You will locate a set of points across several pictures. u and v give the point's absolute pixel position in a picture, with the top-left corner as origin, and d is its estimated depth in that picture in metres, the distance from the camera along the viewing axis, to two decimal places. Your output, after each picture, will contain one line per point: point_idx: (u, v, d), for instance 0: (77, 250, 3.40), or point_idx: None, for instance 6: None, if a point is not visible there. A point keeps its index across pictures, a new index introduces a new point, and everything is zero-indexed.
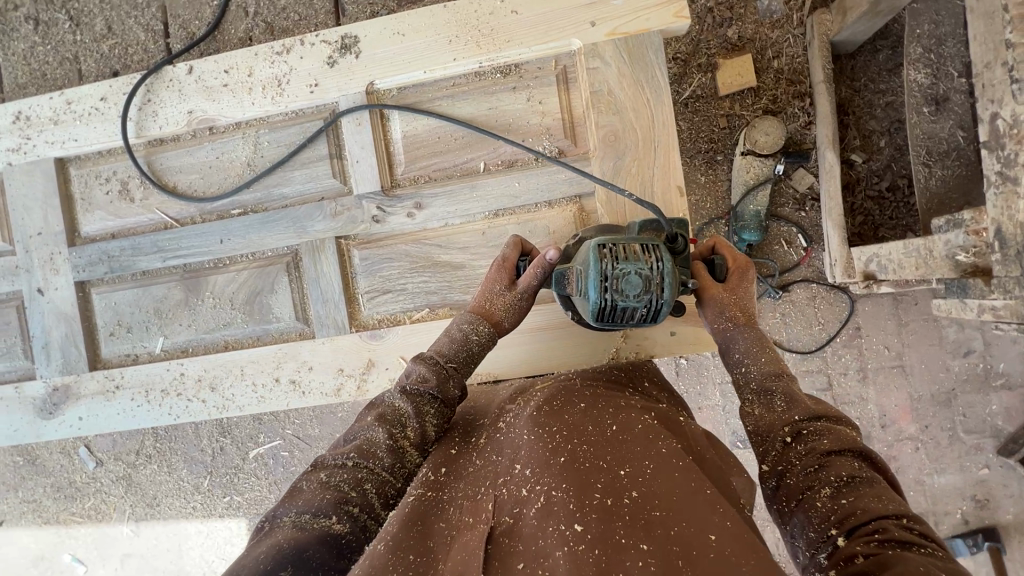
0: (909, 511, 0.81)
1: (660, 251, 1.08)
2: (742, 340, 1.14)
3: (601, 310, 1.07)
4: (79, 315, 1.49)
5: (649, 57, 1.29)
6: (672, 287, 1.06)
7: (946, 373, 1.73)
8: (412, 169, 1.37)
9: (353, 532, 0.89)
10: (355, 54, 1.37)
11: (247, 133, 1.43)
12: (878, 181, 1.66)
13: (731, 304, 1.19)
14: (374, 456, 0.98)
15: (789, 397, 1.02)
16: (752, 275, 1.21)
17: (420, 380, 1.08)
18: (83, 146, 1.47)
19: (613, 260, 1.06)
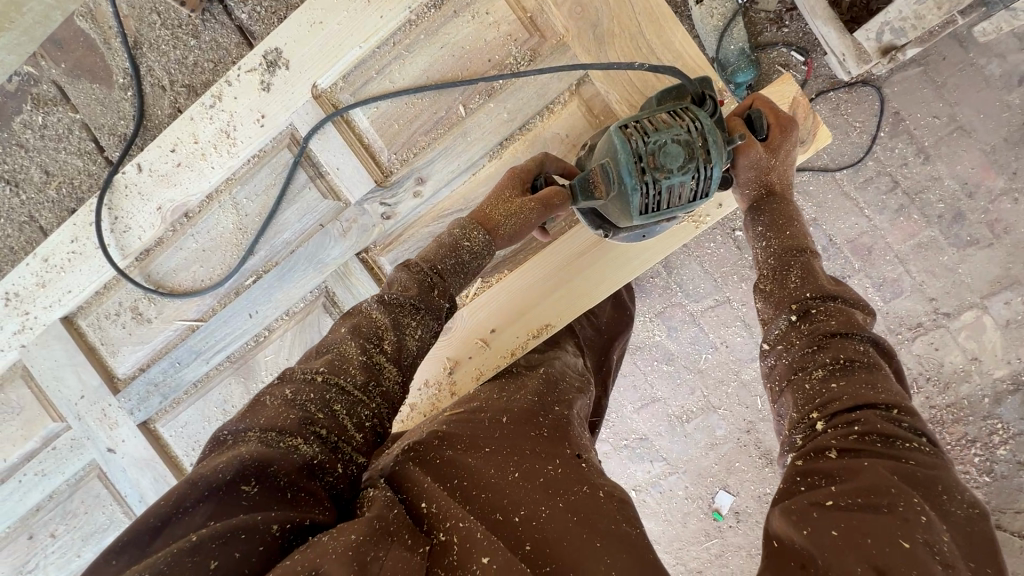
0: (904, 403, 0.79)
1: (693, 112, 1.01)
2: (763, 214, 1.09)
3: (644, 194, 0.99)
4: (157, 454, 1.43)
5: None
6: (716, 148, 0.99)
7: (1009, 112, 1.47)
8: (397, 149, 1.25)
9: (322, 449, 0.80)
10: (285, 66, 1.26)
11: (222, 200, 1.34)
12: None
13: (764, 171, 1.10)
14: (347, 371, 0.87)
15: (777, 283, 1.00)
16: (795, 137, 1.08)
17: (401, 291, 0.98)
18: (79, 293, 1.40)
19: (644, 136, 0.99)
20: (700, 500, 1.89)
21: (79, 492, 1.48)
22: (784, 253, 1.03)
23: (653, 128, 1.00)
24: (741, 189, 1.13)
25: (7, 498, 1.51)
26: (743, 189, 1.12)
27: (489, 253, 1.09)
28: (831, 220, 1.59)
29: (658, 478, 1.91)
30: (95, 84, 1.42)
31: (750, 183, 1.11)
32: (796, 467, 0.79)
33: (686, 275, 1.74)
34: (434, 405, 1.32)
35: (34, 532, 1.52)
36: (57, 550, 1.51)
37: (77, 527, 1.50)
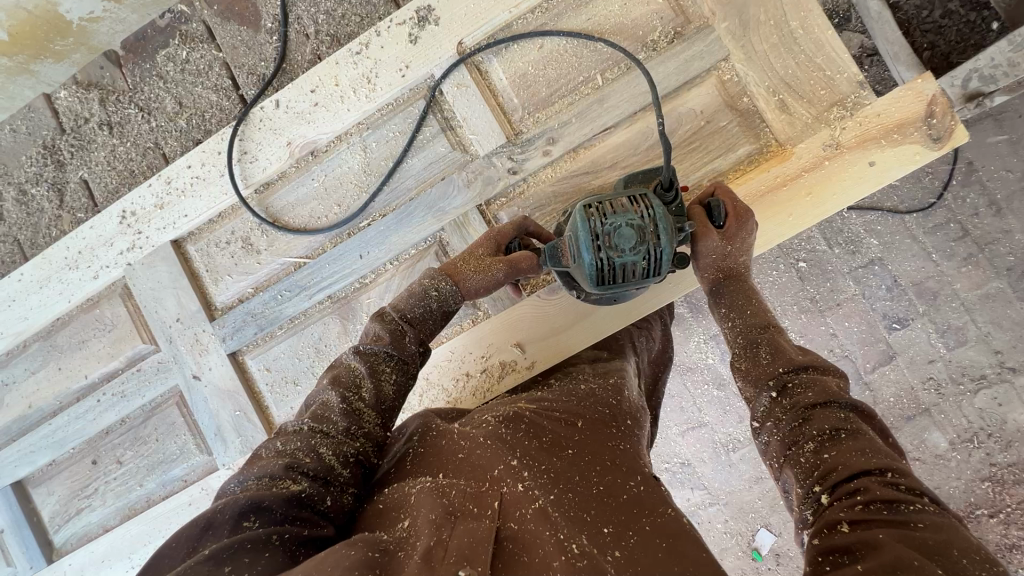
0: (897, 465, 0.74)
1: (650, 199, 1.03)
2: (730, 292, 1.07)
3: (597, 271, 1.01)
4: (242, 385, 1.41)
5: None
6: (668, 234, 1.01)
7: None
8: (531, 109, 1.31)
9: (312, 484, 0.78)
10: (434, 22, 1.32)
11: (352, 141, 1.38)
12: (929, 13, 1.51)
13: (724, 256, 1.09)
14: (328, 419, 0.86)
15: (749, 362, 0.96)
16: (751, 224, 1.08)
17: (376, 342, 0.98)
18: (194, 218, 1.43)
19: (602, 217, 1.01)
20: (740, 537, 1.72)
21: (153, 420, 1.47)
22: (750, 329, 1.00)
23: (612, 210, 1.02)
24: (703, 273, 1.11)
25: (79, 416, 1.49)
26: (705, 272, 1.11)
27: (455, 303, 1.08)
28: (897, 262, 1.57)
29: (696, 509, 1.75)
30: (242, 27, 1.50)
31: (713, 264, 1.09)
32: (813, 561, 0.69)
33: None
34: (532, 364, 1.31)
35: (99, 456, 1.49)
36: (119, 478, 1.48)
37: (145, 456, 1.47)
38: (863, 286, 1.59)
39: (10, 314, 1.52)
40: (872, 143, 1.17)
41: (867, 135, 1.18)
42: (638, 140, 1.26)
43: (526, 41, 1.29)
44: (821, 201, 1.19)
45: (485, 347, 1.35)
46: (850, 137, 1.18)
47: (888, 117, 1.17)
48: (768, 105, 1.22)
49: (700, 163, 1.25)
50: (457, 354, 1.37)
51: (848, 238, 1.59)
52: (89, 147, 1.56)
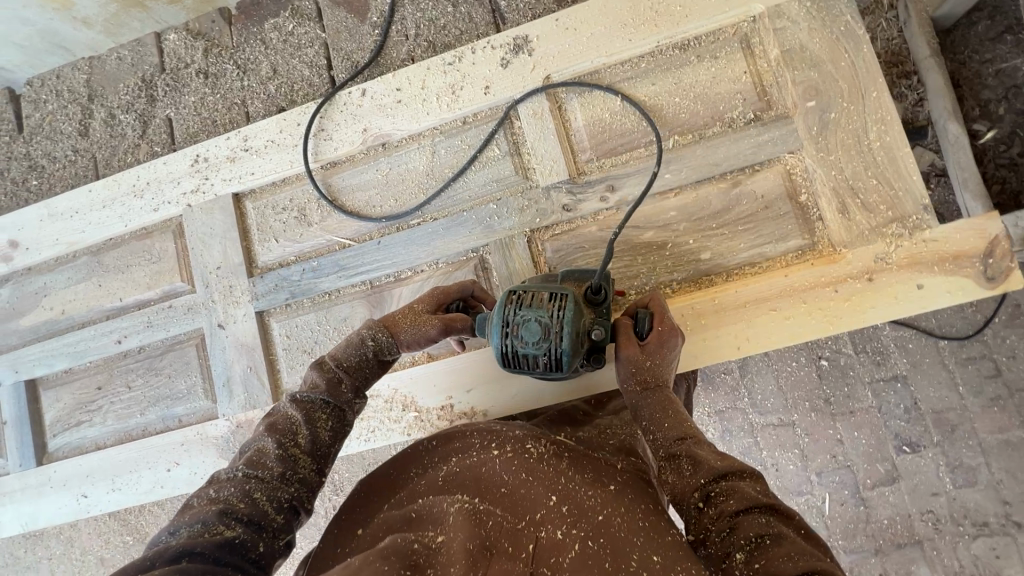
0: (824, 567, 0.70)
1: (568, 299, 1.06)
2: (649, 405, 1.01)
3: (503, 354, 1.09)
4: (261, 344, 1.46)
5: (841, 9, 1.25)
6: (572, 337, 1.04)
7: None
8: (598, 154, 1.35)
9: (246, 530, 0.83)
10: (528, 52, 1.38)
11: (423, 144, 1.44)
12: (1008, 148, 1.52)
13: (643, 367, 1.05)
14: (263, 465, 0.91)
15: (674, 473, 0.88)
16: (673, 342, 1.08)
17: (314, 388, 1.03)
18: (260, 177, 1.50)
19: (517, 306, 1.07)
20: None
21: (171, 355, 1.52)
22: (665, 445, 0.92)
23: (530, 301, 1.08)
24: (624, 385, 1.07)
25: (103, 335, 1.56)
26: (623, 386, 1.07)
27: (391, 354, 1.11)
28: (921, 386, 1.55)
29: None
30: (349, 15, 1.59)
31: (633, 375, 1.05)
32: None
33: (759, 384, 1.61)
34: (537, 399, 1.33)
35: (112, 377, 1.55)
36: (125, 401, 1.54)
37: (153, 388, 1.52)
38: (881, 401, 1.56)
39: (70, 223, 1.60)
40: (922, 266, 1.18)
41: (918, 257, 1.18)
42: (695, 207, 1.29)
43: (609, 92, 1.34)
44: (860, 309, 1.20)
45: (496, 369, 1.36)
46: (902, 255, 1.19)
47: (943, 245, 1.17)
48: (829, 205, 1.23)
49: (750, 243, 1.27)
50: (467, 368, 1.38)
51: (874, 348, 1.57)
52: (182, 91, 1.66)
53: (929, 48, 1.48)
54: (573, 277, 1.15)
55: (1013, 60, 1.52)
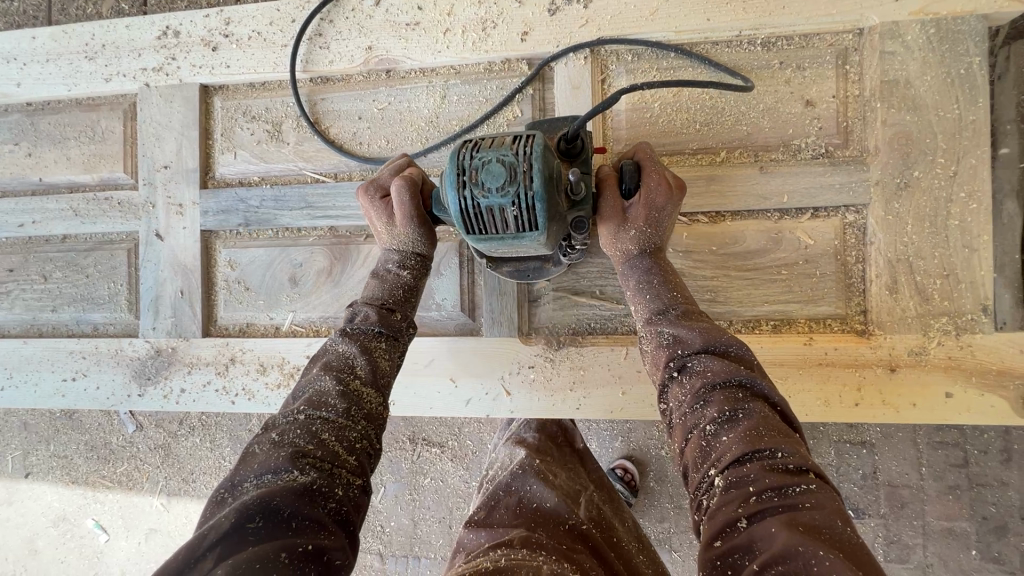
0: (788, 442, 0.73)
1: (538, 136, 0.80)
2: (641, 275, 0.97)
3: (460, 215, 0.80)
4: (200, 268, 1.27)
5: (969, 47, 1.02)
6: (546, 179, 0.77)
7: None
8: (635, 146, 1.13)
9: (325, 472, 0.76)
10: (584, 2, 1.13)
11: (434, 82, 1.20)
12: None
13: (630, 229, 0.97)
14: (325, 404, 0.83)
15: (654, 342, 0.90)
16: (663, 199, 0.95)
17: (363, 321, 0.96)
18: (235, 73, 1.25)
19: (474, 150, 0.80)
20: None
21: (98, 255, 1.33)
22: (651, 316, 0.93)
23: (490, 144, 0.81)
24: (613, 249, 1.00)
25: (25, 210, 1.34)
26: (608, 250, 1.01)
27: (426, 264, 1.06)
28: (885, 457, 1.42)
29: None
30: None
31: (623, 239, 0.98)
32: (711, 549, 0.68)
33: None
34: (493, 409, 1.16)
35: (30, 261, 1.35)
36: (38, 293, 1.35)
37: (72, 286, 1.33)
38: (842, 464, 1.42)
39: (4, 71, 1.35)
40: (959, 375, 1.02)
41: (959, 364, 1.02)
42: (725, 240, 1.10)
43: (664, 48, 1.11)
44: (873, 399, 1.05)
45: (460, 366, 1.17)
46: (941, 355, 1.03)
47: (990, 356, 1.01)
48: (878, 278, 1.05)
49: (776, 297, 1.09)
50: (428, 355, 1.18)
51: None
52: None
53: (1018, 108, 1.12)
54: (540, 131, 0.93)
55: None
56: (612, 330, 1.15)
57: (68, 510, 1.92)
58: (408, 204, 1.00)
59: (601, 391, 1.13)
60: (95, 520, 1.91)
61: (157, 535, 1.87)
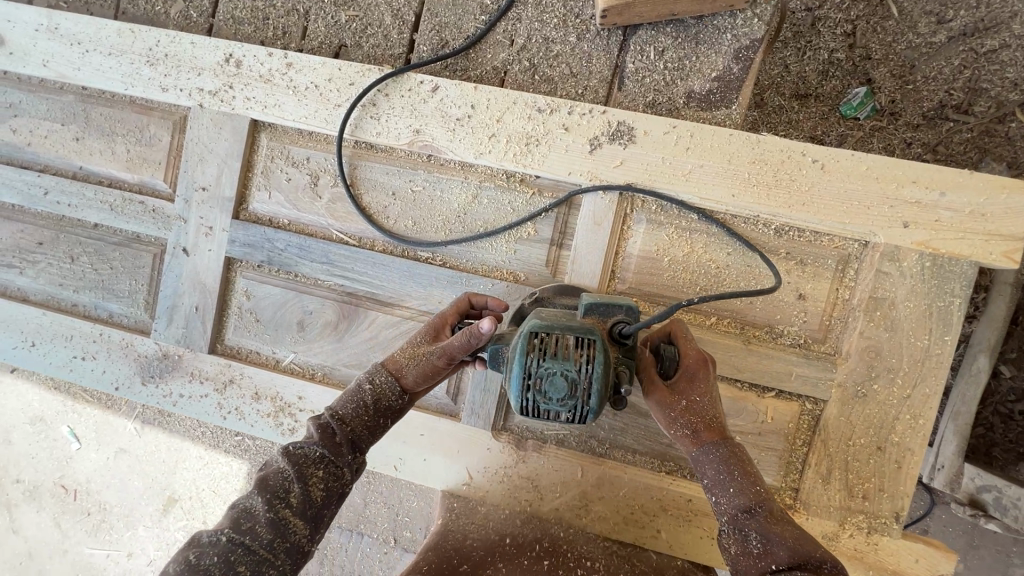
0: None
1: (597, 348, 0.89)
2: (713, 461, 0.91)
3: (519, 410, 0.91)
4: (218, 291, 1.36)
5: (955, 288, 1.11)
6: (603, 394, 0.88)
7: None
8: (635, 291, 1.22)
9: (246, 568, 0.83)
10: (625, 144, 1.19)
11: (469, 179, 1.26)
12: (1015, 402, 1.48)
13: (681, 410, 0.95)
14: (285, 498, 0.90)
15: (741, 546, 0.84)
16: (705, 374, 0.96)
17: (338, 418, 1.00)
18: (286, 119, 1.31)
19: (540, 355, 0.89)
20: None
21: (124, 251, 1.41)
22: (737, 514, 0.86)
23: (555, 348, 0.90)
24: (671, 433, 0.96)
25: (62, 189, 1.41)
26: (668, 432, 0.96)
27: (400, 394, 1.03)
28: None
29: None
30: None
31: (681, 420, 0.95)
32: None
33: None
34: (452, 485, 1.28)
35: (61, 234, 1.43)
36: (62, 270, 1.44)
37: (96, 272, 1.42)
38: None
39: (65, 52, 1.38)
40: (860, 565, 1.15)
41: (862, 557, 1.14)
42: None
43: (686, 206, 1.18)
44: None
45: (432, 442, 1.29)
46: (850, 546, 1.15)
47: (890, 557, 1.14)
48: (815, 468, 1.17)
49: None
50: (407, 425, 1.30)
51: None
52: None
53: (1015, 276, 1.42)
54: (594, 314, 0.98)
55: None
56: (574, 446, 1.27)
57: (46, 413, 2.05)
58: (447, 343, 1.01)
59: (551, 498, 1.25)
60: (70, 428, 2.04)
61: (125, 455, 2.01)
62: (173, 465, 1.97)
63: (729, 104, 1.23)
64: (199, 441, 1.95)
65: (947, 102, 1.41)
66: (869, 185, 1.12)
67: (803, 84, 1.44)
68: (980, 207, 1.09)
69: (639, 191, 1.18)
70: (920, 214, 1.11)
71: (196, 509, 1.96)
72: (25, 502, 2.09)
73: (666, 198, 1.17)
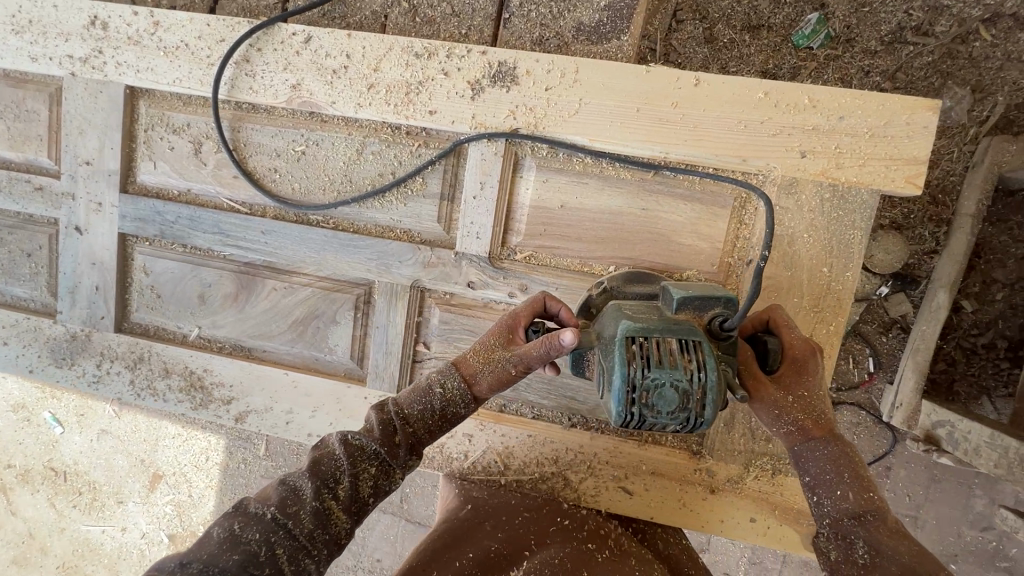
0: None
1: (705, 354, 0.84)
2: (816, 459, 0.93)
3: (623, 423, 0.84)
4: (116, 268, 1.33)
5: (855, 217, 1.05)
6: (717, 403, 0.82)
7: (955, 539, 1.52)
8: (531, 243, 1.17)
9: (284, 553, 0.79)
10: (509, 85, 1.12)
11: (353, 134, 1.20)
12: (977, 334, 1.41)
13: (790, 409, 0.95)
14: (336, 482, 0.86)
15: (844, 550, 0.87)
16: (813, 370, 0.95)
17: (398, 419, 0.92)
18: (161, 83, 1.24)
19: (644, 365, 0.83)
20: None
21: (21, 234, 1.37)
22: (844, 517, 0.89)
23: (659, 356, 0.84)
24: (775, 429, 0.97)
25: None
26: (773, 431, 0.97)
27: (468, 404, 0.93)
28: None
29: None
30: None
31: (787, 420, 0.95)
32: None
33: None
34: None
35: None
36: None
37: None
38: None
39: None
40: (767, 506, 1.15)
41: (767, 497, 1.15)
42: None
43: (574, 147, 1.11)
44: (687, 508, 1.17)
45: (339, 409, 1.27)
46: (754, 488, 1.16)
47: (795, 496, 1.15)
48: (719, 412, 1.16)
49: None
50: (313, 391, 1.29)
51: None
52: None
53: (977, 207, 1.32)
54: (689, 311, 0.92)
55: None
56: (485, 404, 1.26)
57: (27, 400, 2.07)
58: (526, 350, 0.89)
59: (464, 458, 1.25)
60: (51, 413, 2.05)
61: (108, 436, 2.02)
62: (153, 443, 2.00)
63: (621, 35, 1.14)
64: (175, 419, 1.98)
65: (906, 24, 1.30)
66: (767, 114, 1.05)
67: (755, 15, 1.33)
68: (880, 129, 1.02)
69: (525, 136, 1.11)
70: (819, 142, 1.04)
71: (181, 484, 2.00)
72: (20, 485, 2.11)
73: (555, 142, 1.11)
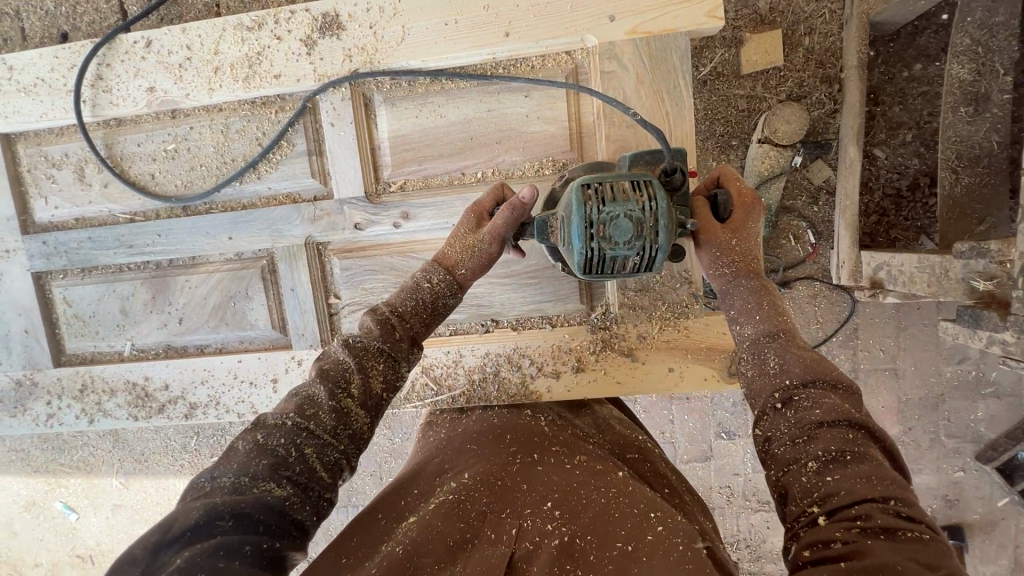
0: (903, 492, 0.68)
1: (655, 188, 0.86)
2: (742, 291, 0.95)
3: (584, 263, 0.86)
4: (40, 307, 1.39)
5: (673, 62, 1.12)
6: (669, 229, 0.85)
7: (936, 378, 1.50)
8: (401, 173, 1.24)
9: (313, 450, 0.81)
10: (337, 33, 1.19)
11: (216, 119, 1.28)
12: (898, 178, 1.42)
13: (732, 250, 0.97)
14: (348, 381, 0.88)
15: (760, 369, 0.87)
16: (759, 216, 0.98)
17: (395, 318, 0.97)
18: (30, 121, 1.31)
19: (599, 202, 0.85)
20: None
21: None
22: (761, 337, 0.90)
23: (612, 194, 0.86)
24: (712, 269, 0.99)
25: None
26: (709, 272, 1.00)
27: (456, 292, 1.02)
28: None
29: None
30: None
31: (724, 259, 0.98)
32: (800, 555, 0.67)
33: None
34: None
35: None
36: None
37: None
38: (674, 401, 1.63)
39: None
40: (677, 352, 1.22)
41: (674, 344, 1.22)
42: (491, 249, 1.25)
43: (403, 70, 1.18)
44: (611, 374, 1.23)
45: (275, 376, 1.34)
46: (661, 338, 1.23)
47: (699, 335, 1.22)
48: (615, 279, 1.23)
49: (533, 296, 1.27)
50: (246, 367, 1.35)
51: None
52: None
53: (857, 55, 1.32)
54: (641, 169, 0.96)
55: (938, 85, 1.38)
56: None
57: (34, 496, 2.01)
58: (497, 224, 1.00)
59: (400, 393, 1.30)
60: (62, 502, 2.01)
61: (121, 510, 1.99)
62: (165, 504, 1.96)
63: None
64: (179, 472, 1.93)
65: None
66: None
67: None
68: None
69: (365, 71, 1.18)
70: (620, 4, 1.11)
71: None
72: None
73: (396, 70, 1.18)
